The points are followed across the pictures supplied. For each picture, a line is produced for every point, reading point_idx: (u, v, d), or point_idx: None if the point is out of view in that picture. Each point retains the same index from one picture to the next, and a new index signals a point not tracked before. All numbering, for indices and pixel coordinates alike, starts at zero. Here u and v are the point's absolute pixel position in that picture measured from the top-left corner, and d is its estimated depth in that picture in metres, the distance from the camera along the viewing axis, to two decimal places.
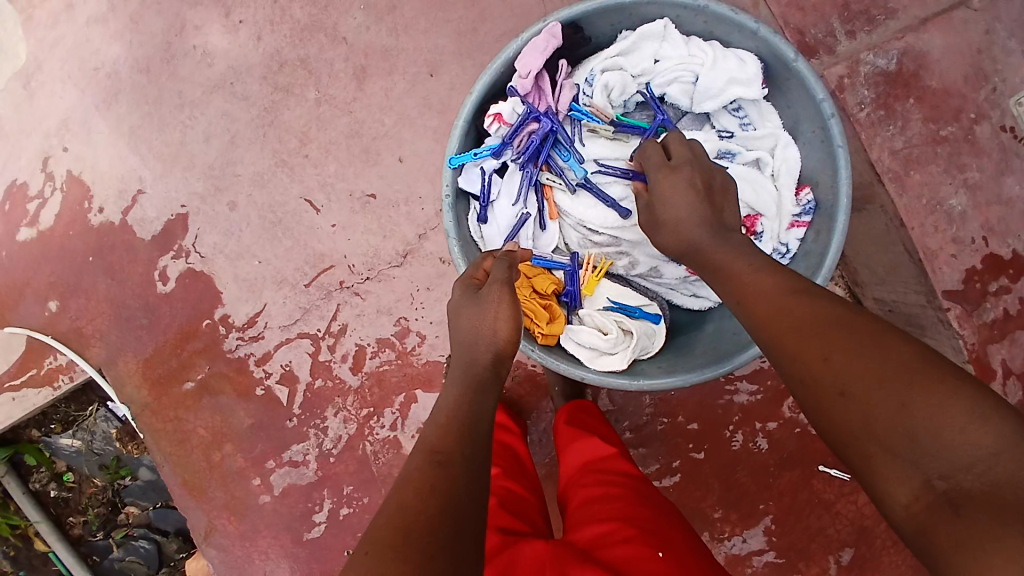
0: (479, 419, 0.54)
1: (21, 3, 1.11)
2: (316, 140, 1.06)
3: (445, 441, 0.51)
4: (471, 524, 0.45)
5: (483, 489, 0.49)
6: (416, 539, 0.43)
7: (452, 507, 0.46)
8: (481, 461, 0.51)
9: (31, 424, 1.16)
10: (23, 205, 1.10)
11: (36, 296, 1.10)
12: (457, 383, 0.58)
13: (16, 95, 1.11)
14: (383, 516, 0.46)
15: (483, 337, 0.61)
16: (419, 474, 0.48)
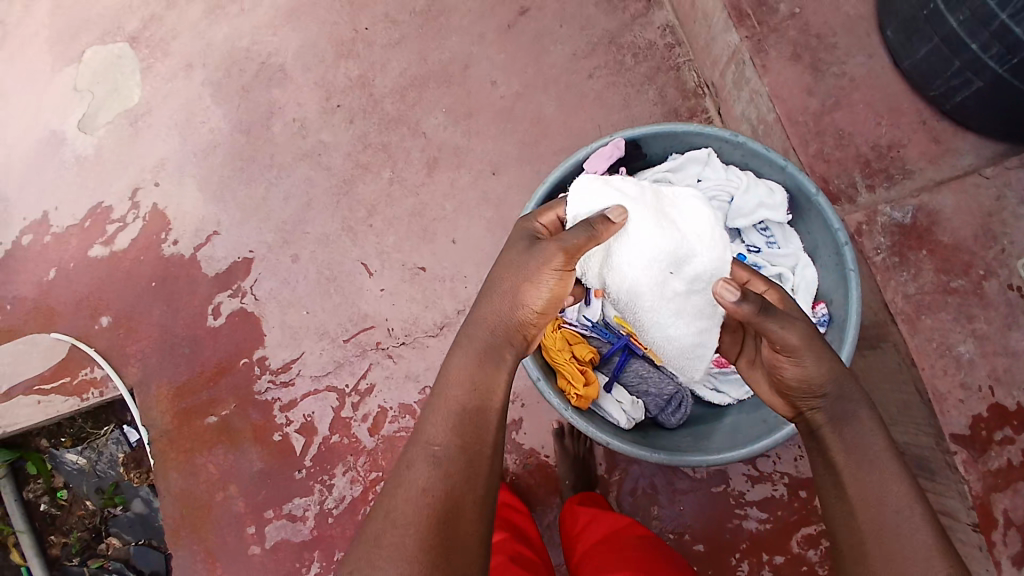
0: (486, 405, 0.58)
1: (145, 55, 1.30)
2: (382, 214, 1.18)
3: (443, 431, 0.56)
4: (470, 515, 0.54)
5: (483, 484, 0.55)
6: (412, 555, 0.51)
7: (451, 512, 0.53)
8: (481, 452, 0.56)
9: (44, 434, 1.22)
10: (104, 225, 1.23)
11: (94, 310, 1.19)
12: (461, 350, 0.61)
13: (123, 131, 1.28)
14: (376, 527, 0.53)
15: (516, 300, 0.63)
16: (411, 502, 0.53)
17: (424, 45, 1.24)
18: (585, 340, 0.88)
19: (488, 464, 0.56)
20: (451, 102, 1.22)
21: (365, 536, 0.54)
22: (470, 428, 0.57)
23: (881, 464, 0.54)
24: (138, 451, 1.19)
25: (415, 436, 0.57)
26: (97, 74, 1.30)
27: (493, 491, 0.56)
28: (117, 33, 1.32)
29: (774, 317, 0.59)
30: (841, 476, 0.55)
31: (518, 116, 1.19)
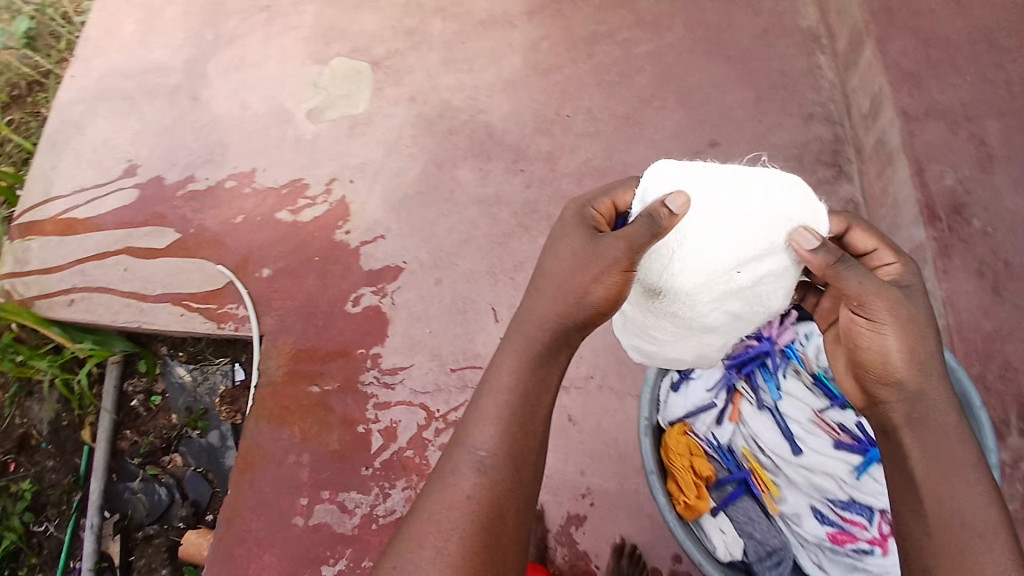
0: (535, 420, 0.74)
1: (380, 78, 1.53)
2: (526, 272, 1.27)
3: (494, 442, 0.72)
4: (509, 515, 0.71)
5: (520, 486, 0.72)
6: (463, 542, 0.69)
7: (494, 513, 0.70)
8: (523, 460, 0.72)
9: (167, 343, 1.50)
10: (298, 198, 1.42)
11: (263, 262, 1.37)
12: (512, 357, 0.75)
13: (341, 129, 1.49)
14: (429, 516, 0.70)
15: (579, 298, 0.74)
16: (452, 502, 0.71)
17: (613, 145, 1.37)
18: (707, 456, 0.92)
19: (526, 468, 0.73)
20: None
21: (420, 523, 0.71)
22: (515, 444, 0.72)
23: (956, 476, 0.66)
24: (233, 392, 1.42)
25: (462, 442, 0.74)
26: (339, 81, 1.54)
27: (527, 488, 0.73)
28: (364, 55, 1.56)
29: (851, 266, 0.69)
30: (914, 474, 0.68)
31: None
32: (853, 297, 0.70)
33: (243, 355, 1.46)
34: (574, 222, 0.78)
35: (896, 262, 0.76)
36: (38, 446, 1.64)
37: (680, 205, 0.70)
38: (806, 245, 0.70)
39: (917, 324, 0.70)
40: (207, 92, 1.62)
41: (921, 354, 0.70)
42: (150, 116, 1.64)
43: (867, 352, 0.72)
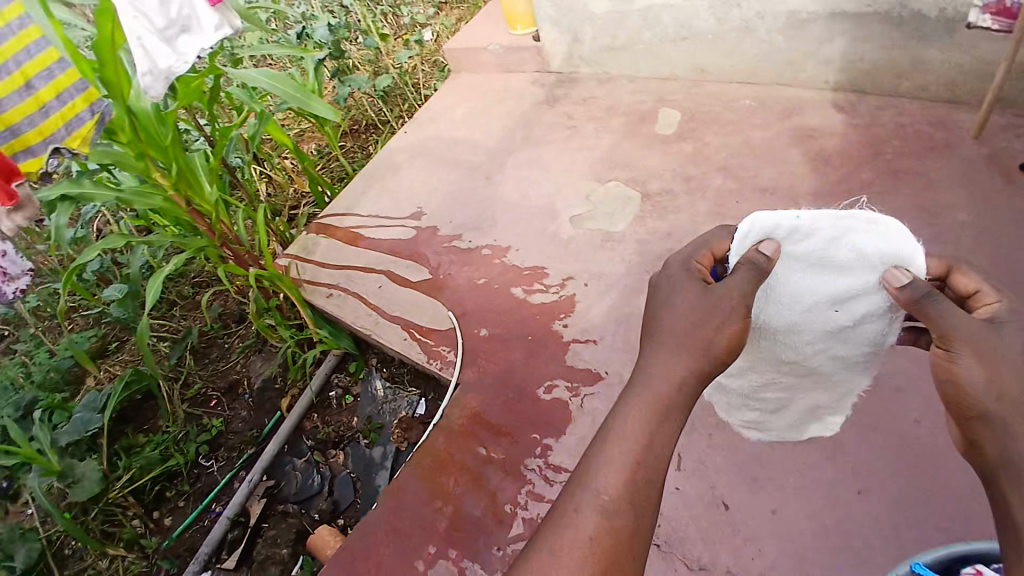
0: (656, 471, 0.80)
1: (647, 209, 1.66)
2: (726, 433, 1.21)
3: (616, 493, 0.79)
4: (627, 566, 0.76)
5: (638, 536, 0.77)
6: None
7: (613, 561, 0.76)
8: (642, 510, 0.78)
9: (379, 357, 1.83)
10: (535, 282, 1.59)
11: (484, 322, 1.55)
12: (637, 410, 0.83)
13: (594, 239, 1.63)
14: (547, 555, 0.77)
15: (704, 349, 0.83)
16: (575, 547, 0.76)
17: None
18: None
19: (645, 518, 0.78)
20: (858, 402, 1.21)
21: (534, 560, 0.78)
22: (637, 497, 0.78)
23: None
24: (411, 421, 1.66)
25: (586, 485, 0.80)
26: (610, 200, 1.71)
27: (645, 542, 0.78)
28: (639, 186, 1.72)
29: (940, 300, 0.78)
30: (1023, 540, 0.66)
31: (932, 465, 1.10)
32: (953, 341, 0.75)
33: (431, 394, 1.70)
34: (699, 273, 0.91)
35: (997, 300, 0.81)
36: (242, 395, 1.96)
37: (773, 254, 0.87)
38: (897, 284, 0.83)
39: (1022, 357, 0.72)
40: (498, 177, 1.92)
41: (1007, 390, 0.71)
42: (448, 180, 1.98)
43: (974, 403, 0.73)
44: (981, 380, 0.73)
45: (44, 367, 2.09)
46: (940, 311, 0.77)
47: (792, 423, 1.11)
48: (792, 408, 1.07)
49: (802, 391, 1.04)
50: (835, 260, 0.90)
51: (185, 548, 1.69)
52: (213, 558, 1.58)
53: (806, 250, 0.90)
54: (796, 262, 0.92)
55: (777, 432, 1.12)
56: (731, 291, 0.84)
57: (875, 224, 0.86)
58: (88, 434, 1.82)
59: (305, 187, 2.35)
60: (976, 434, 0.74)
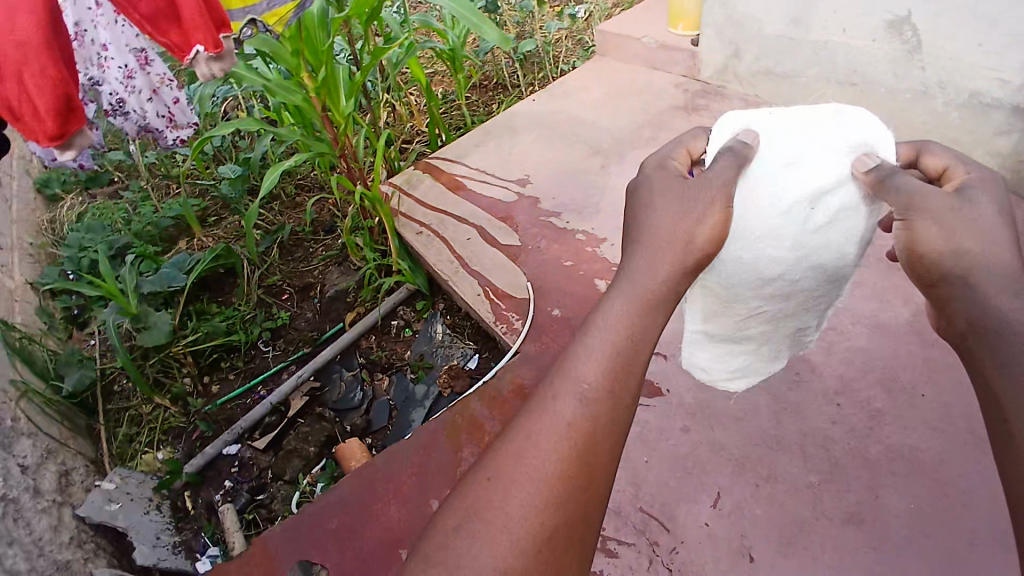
0: (636, 358, 0.84)
1: None
2: (773, 489, 1.17)
3: (597, 377, 0.83)
4: (607, 450, 0.81)
5: (619, 420, 0.82)
6: (568, 463, 0.79)
7: (594, 442, 0.80)
8: (625, 396, 0.83)
9: (448, 303, 1.87)
10: None
11: (561, 303, 1.58)
12: (619, 301, 0.86)
13: None
14: (532, 431, 0.82)
15: (687, 242, 0.87)
16: (557, 426, 0.81)
17: (946, 450, 1.20)
18: None
19: (626, 404, 0.83)
20: (924, 506, 1.14)
21: (516, 435, 0.82)
22: (615, 378, 0.82)
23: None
24: (460, 372, 1.68)
25: (567, 372, 0.84)
26: None
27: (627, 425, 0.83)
28: None
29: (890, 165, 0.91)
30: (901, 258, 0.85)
31: None
32: (913, 209, 0.81)
33: (486, 352, 1.73)
34: (674, 172, 0.94)
35: (967, 169, 0.86)
36: (311, 298, 2.04)
37: (749, 141, 0.99)
38: (865, 167, 0.95)
39: (979, 220, 0.79)
40: (614, 169, 1.89)
41: (964, 249, 0.79)
42: (564, 157, 1.97)
43: (936, 269, 0.81)
44: (937, 241, 0.80)
45: (145, 221, 2.22)
46: (901, 185, 0.85)
47: (773, 347, 1.17)
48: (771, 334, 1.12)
49: (784, 315, 1.10)
50: (811, 165, 0.98)
51: (224, 418, 1.78)
52: (247, 433, 1.70)
53: (774, 155, 0.99)
54: (778, 170, 0.98)
55: (734, 369, 1.19)
56: (708, 180, 0.90)
57: (841, 114, 1.02)
58: (169, 289, 1.96)
59: (424, 126, 2.39)
60: (942, 296, 0.82)
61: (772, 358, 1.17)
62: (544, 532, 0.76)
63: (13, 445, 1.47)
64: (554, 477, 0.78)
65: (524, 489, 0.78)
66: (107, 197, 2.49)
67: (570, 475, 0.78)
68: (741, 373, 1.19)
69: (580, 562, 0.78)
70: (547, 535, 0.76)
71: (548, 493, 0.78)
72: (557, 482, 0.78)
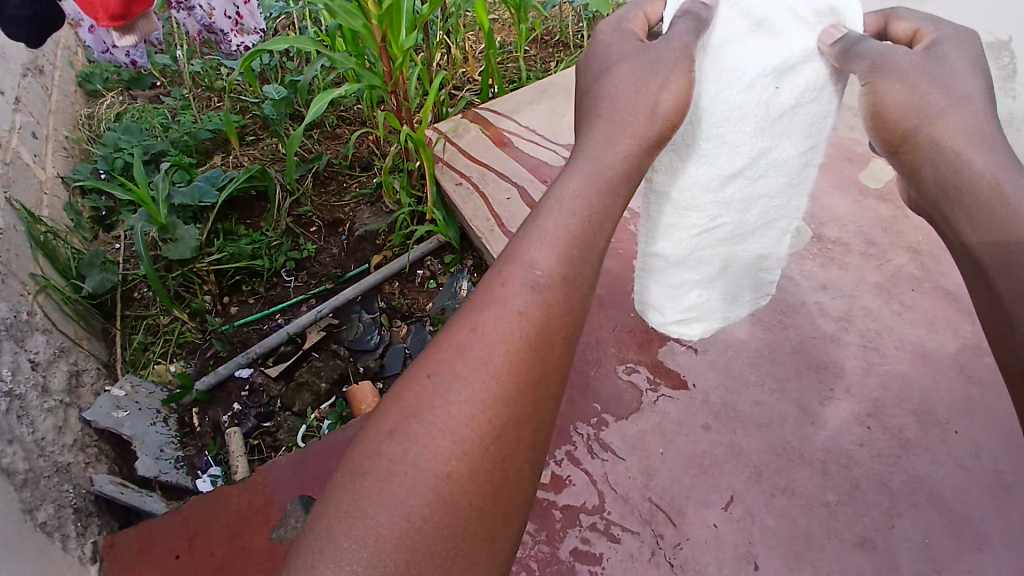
0: (594, 249, 0.90)
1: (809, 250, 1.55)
2: (787, 501, 1.15)
3: (552, 264, 0.86)
4: (558, 344, 0.84)
5: (572, 308, 0.86)
6: (518, 356, 0.80)
7: (546, 336, 0.83)
8: (580, 285, 0.87)
9: (476, 261, 1.84)
10: None
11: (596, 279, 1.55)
12: (581, 184, 0.92)
13: None
14: (480, 324, 0.82)
15: (651, 107, 0.96)
16: (508, 316, 0.83)
17: (970, 491, 1.16)
18: None
19: (582, 290, 0.88)
20: (937, 542, 1.11)
21: (462, 328, 0.83)
22: (573, 266, 0.87)
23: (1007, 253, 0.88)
24: None
25: (521, 262, 0.86)
26: None
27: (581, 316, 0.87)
28: (813, 225, 1.60)
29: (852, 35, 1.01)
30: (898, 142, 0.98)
31: None
32: (879, 73, 0.95)
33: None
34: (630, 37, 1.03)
35: (935, 30, 1.00)
36: (339, 235, 2.01)
37: (709, 3, 1.04)
38: (831, 36, 1.04)
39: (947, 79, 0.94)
40: None
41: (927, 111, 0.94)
42: None
43: (903, 133, 0.97)
44: (901, 99, 0.94)
45: (183, 130, 2.17)
46: (864, 50, 0.98)
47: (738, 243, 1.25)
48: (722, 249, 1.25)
49: (747, 206, 1.20)
50: (774, 39, 1.04)
51: (239, 340, 1.78)
52: (260, 359, 1.70)
53: (737, 17, 1.05)
54: (744, 47, 1.04)
55: (682, 288, 1.30)
56: (665, 43, 0.98)
57: None
58: (200, 204, 1.94)
59: (477, 75, 2.32)
60: (913, 161, 0.98)
61: (723, 278, 1.30)
62: (491, 420, 0.77)
63: (25, 339, 1.48)
64: (503, 371, 0.79)
65: (471, 377, 0.79)
66: (148, 100, 2.45)
67: (521, 369, 0.80)
68: (690, 296, 1.31)
69: (532, 461, 0.79)
70: (493, 432, 0.76)
71: (496, 383, 0.79)
72: (507, 377, 0.79)
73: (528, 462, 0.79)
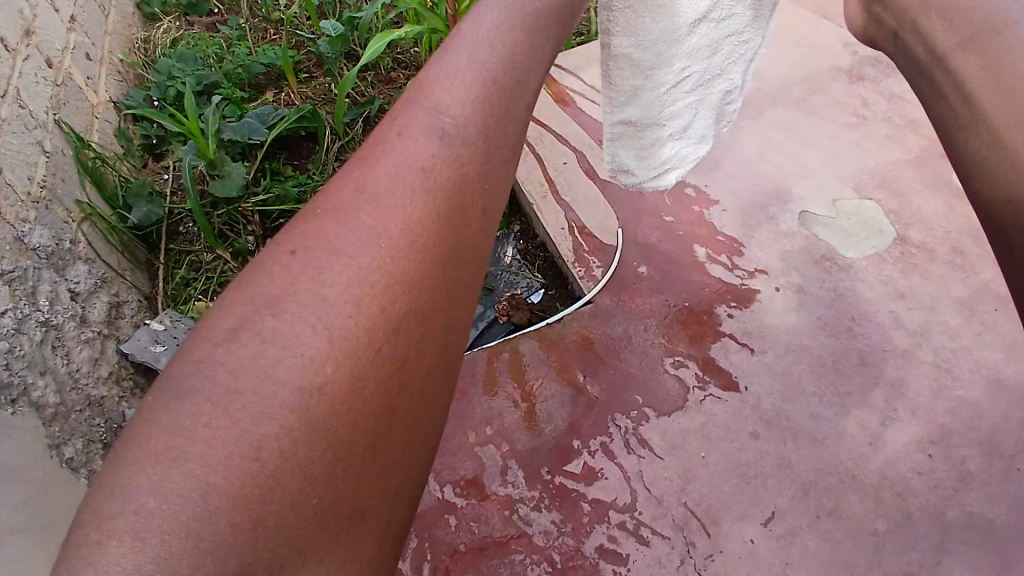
0: (510, 118, 0.91)
1: (888, 254, 1.42)
2: (830, 525, 1.10)
3: (465, 127, 0.85)
4: (468, 218, 0.80)
5: (485, 175, 0.84)
6: (415, 229, 0.75)
7: (452, 203, 0.79)
8: (503, 150, 0.89)
9: (524, 225, 1.72)
10: (727, 254, 1.46)
11: (650, 262, 1.47)
12: (503, 38, 0.96)
13: (812, 252, 1.45)
14: (364, 194, 0.77)
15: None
16: (405, 184, 0.78)
17: None
18: None
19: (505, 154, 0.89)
20: None
21: (342, 202, 0.77)
22: (490, 129, 0.87)
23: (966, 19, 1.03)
24: (523, 305, 1.58)
25: (423, 114, 0.84)
26: (859, 220, 1.48)
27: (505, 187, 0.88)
28: (897, 224, 1.46)
29: None
30: None
31: None
32: None
33: (552, 291, 1.61)
34: None
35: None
36: None
37: None
38: None
39: None
40: (747, 123, 1.68)
41: None
42: None
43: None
44: None
45: (237, 62, 2.12)
46: None
47: (700, 87, 1.38)
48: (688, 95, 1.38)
49: (709, 49, 1.32)
50: None
51: None
52: None
53: None
54: None
55: (655, 143, 1.43)
56: None
57: None
58: (248, 141, 1.91)
59: None
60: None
61: (693, 124, 1.44)
62: (386, 291, 0.71)
63: (67, 268, 1.55)
64: (396, 243, 0.74)
65: (360, 251, 0.73)
66: (205, 27, 2.40)
67: (418, 242, 0.75)
68: (664, 150, 1.45)
69: (441, 365, 0.73)
70: (381, 312, 0.70)
71: (388, 254, 0.73)
72: (404, 250, 0.73)
73: (441, 350, 0.73)
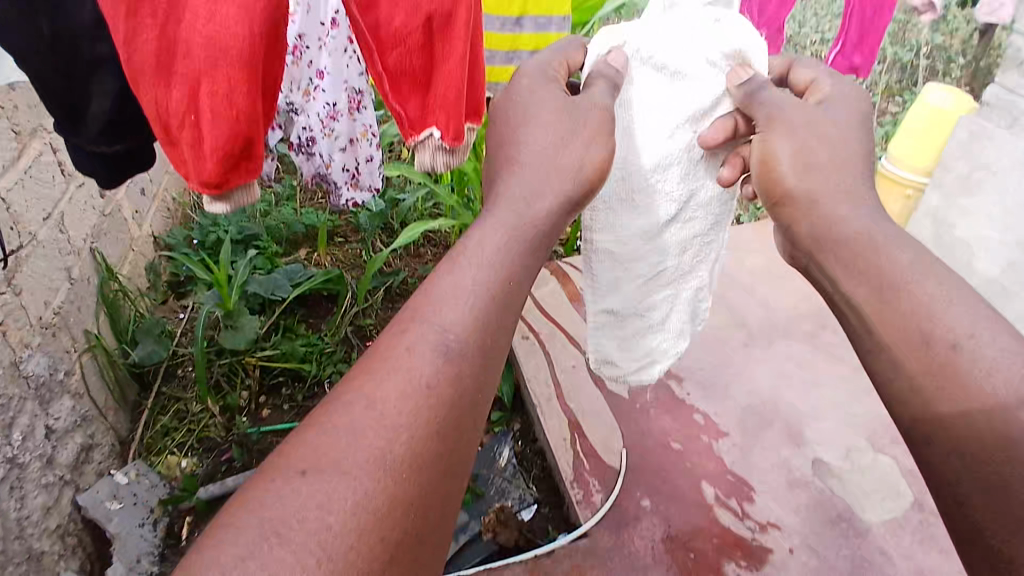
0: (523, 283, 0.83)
1: (909, 526, 1.31)
2: None
3: (474, 311, 0.76)
4: (476, 410, 0.71)
5: (494, 353, 0.76)
6: (426, 434, 0.66)
7: (462, 396, 0.70)
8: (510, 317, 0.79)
9: (525, 430, 1.69)
10: (736, 497, 1.37)
11: (653, 493, 1.37)
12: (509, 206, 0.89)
13: (826, 509, 1.35)
14: (365, 396, 0.67)
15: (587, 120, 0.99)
16: (405, 381, 0.69)
17: None
18: None
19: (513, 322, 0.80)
20: None
21: (340, 409, 0.66)
22: (503, 305, 0.79)
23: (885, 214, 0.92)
24: (512, 519, 1.50)
25: (425, 310, 0.75)
26: (875, 480, 1.40)
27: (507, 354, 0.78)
28: (916, 492, 1.37)
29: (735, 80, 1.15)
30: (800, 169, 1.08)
31: None
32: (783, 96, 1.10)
33: (546, 507, 1.53)
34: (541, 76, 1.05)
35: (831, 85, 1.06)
36: None
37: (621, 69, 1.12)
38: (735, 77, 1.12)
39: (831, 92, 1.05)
40: (758, 350, 1.69)
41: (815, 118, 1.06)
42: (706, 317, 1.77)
43: (783, 188, 0.99)
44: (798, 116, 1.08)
45: (280, 218, 2.22)
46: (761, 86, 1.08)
47: (692, 280, 1.27)
48: (667, 289, 1.26)
49: (695, 242, 1.24)
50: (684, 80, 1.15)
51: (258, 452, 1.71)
52: None
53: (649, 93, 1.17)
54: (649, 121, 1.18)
55: (635, 331, 1.28)
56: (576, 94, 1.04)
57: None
58: (270, 296, 1.93)
59: None
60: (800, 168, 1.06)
61: (672, 316, 1.28)
62: (395, 517, 0.61)
63: (51, 403, 1.46)
64: (405, 455, 0.64)
65: (361, 464, 0.62)
66: None
67: (431, 451, 0.65)
68: (653, 342, 1.28)
69: None
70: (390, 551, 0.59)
71: (399, 467, 0.63)
72: (414, 463, 0.64)
73: None
